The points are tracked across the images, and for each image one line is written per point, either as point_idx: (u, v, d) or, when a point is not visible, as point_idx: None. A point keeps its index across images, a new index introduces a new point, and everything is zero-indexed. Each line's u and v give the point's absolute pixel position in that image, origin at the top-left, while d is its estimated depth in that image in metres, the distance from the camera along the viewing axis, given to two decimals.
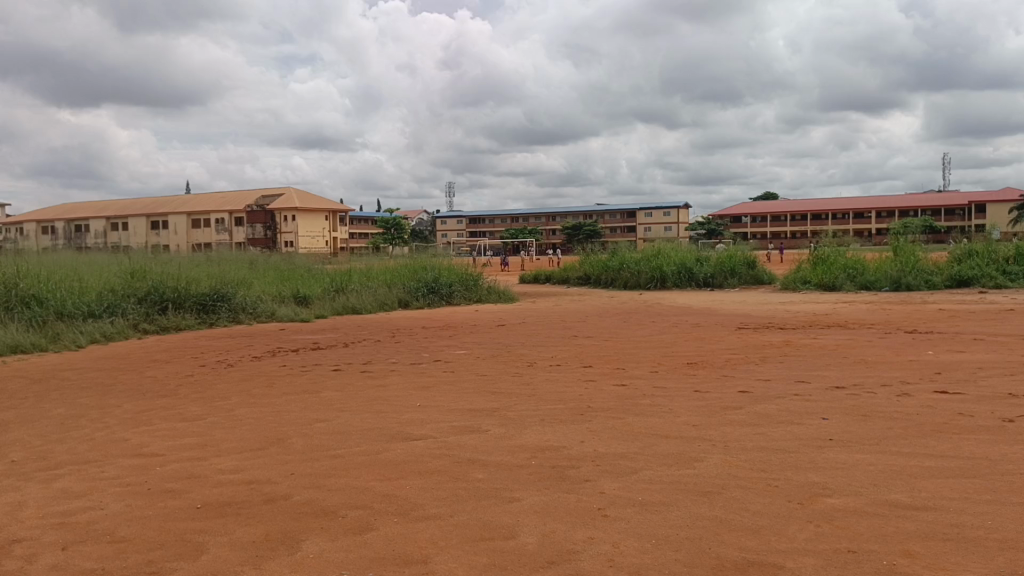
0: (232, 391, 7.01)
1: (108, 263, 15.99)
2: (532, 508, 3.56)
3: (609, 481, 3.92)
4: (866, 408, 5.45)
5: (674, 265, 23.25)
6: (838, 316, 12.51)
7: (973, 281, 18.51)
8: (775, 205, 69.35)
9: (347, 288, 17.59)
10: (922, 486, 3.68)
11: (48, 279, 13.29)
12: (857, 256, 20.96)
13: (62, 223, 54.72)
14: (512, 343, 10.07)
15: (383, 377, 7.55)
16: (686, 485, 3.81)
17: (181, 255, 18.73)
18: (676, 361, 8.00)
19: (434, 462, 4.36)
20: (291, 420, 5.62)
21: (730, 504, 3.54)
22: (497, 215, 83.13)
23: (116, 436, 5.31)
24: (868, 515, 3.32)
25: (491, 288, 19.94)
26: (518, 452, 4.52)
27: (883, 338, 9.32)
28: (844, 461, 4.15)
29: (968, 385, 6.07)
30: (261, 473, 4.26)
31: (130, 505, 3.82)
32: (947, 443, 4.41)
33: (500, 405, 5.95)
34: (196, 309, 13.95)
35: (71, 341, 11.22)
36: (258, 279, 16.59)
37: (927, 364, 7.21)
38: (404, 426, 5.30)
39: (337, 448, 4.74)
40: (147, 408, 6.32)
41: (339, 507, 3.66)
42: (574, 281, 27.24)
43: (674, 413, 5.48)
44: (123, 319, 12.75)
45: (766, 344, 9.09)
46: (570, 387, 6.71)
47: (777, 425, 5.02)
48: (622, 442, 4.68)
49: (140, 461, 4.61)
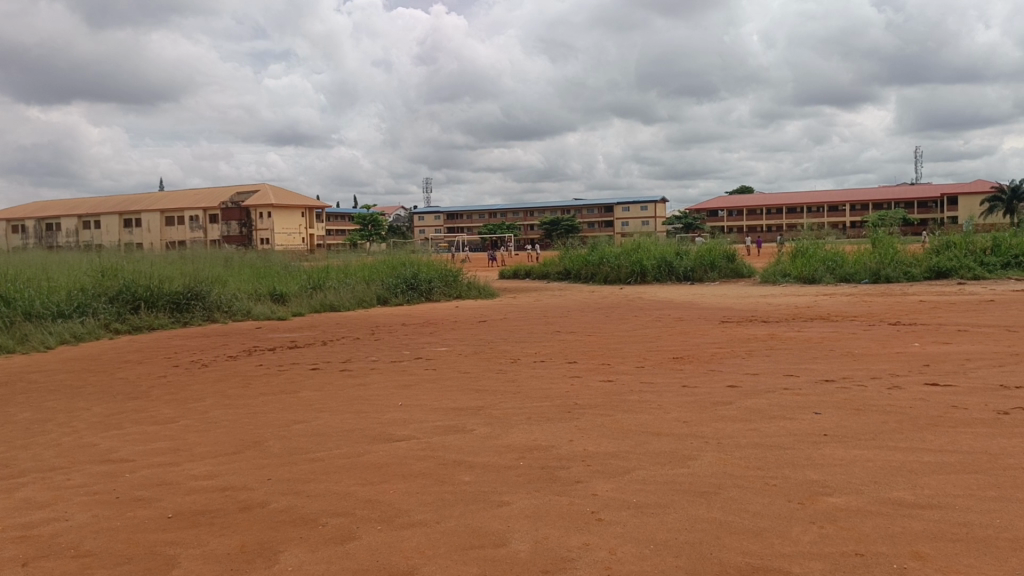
0: (206, 391, 6.77)
1: (78, 262, 15.53)
2: (524, 512, 3.40)
3: (602, 482, 3.77)
4: (858, 401, 5.36)
5: (655, 258, 23.31)
6: (820, 308, 12.53)
7: (951, 273, 18.79)
8: (752, 199, 69.97)
9: (325, 285, 17.30)
10: (924, 483, 3.59)
11: (15, 279, 12.85)
12: (836, 248, 21.08)
13: (31, 221, 53.39)
14: (494, 339, 9.89)
15: (363, 375, 7.35)
16: (681, 486, 3.67)
17: (155, 252, 18.27)
18: (662, 355, 7.90)
19: (418, 464, 4.18)
20: (267, 423, 5.40)
21: (728, 505, 3.40)
22: (475, 210, 82.78)
23: (84, 442, 5.04)
24: (873, 515, 3.23)
25: (471, 283, 19.73)
26: (505, 453, 4.36)
27: (867, 330, 9.31)
28: (841, 457, 4.04)
29: (958, 377, 6.04)
30: (236, 479, 4.05)
31: (97, 515, 3.59)
32: (945, 437, 4.34)
33: (485, 404, 5.78)
34: (169, 308, 13.58)
35: (39, 342, 10.85)
36: (233, 277, 16.25)
37: (915, 356, 7.18)
38: (387, 427, 5.10)
39: (317, 452, 4.54)
40: (118, 411, 6.04)
41: (320, 515, 3.47)
42: (554, 276, 27.08)
43: (664, 409, 5.35)
44: (94, 318, 12.36)
45: (750, 338, 9.02)
46: (556, 383, 6.56)
47: (770, 420, 4.90)
48: (612, 440, 4.54)
49: (108, 468, 4.37)
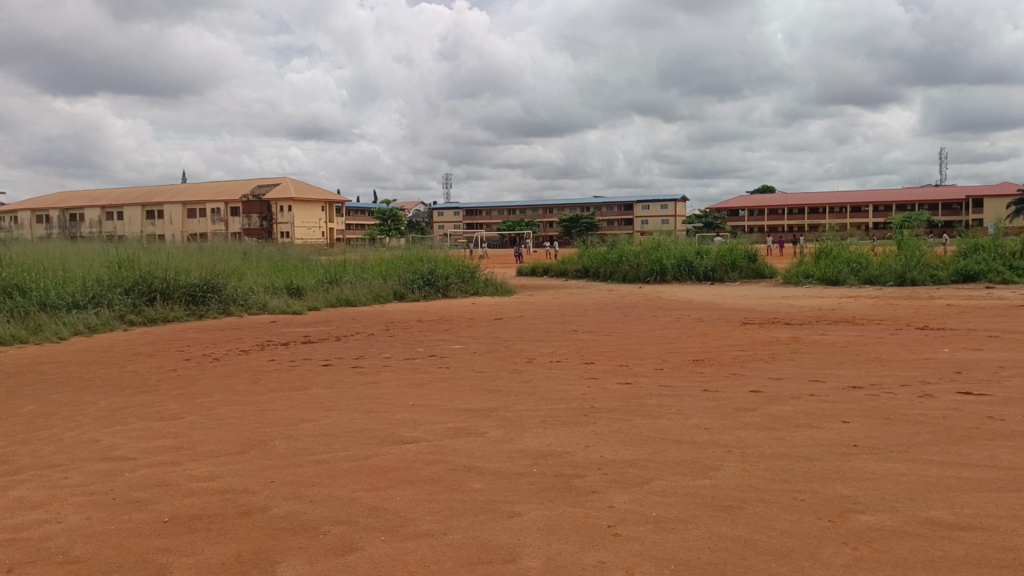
0: (215, 387, 6.65)
1: (95, 253, 15.57)
2: (535, 525, 3.22)
3: (619, 492, 3.58)
4: (888, 410, 5.10)
5: (674, 257, 22.98)
6: (844, 311, 12.20)
7: (979, 276, 18.27)
8: (773, 199, 69.17)
9: (342, 279, 17.21)
10: (963, 501, 3.36)
11: (31, 270, 12.88)
12: (860, 250, 20.63)
13: (55, 212, 53.99)
14: (509, 337, 9.71)
15: (375, 372, 7.21)
16: (703, 499, 3.47)
17: (174, 244, 18.28)
18: (682, 358, 7.66)
19: (427, 469, 4.01)
20: (275, 421, 5.26)
21: (753, 521, 3.20)
22: (494, 207, 82.57)
23: (85, 437, 4.94)
24: (910, 536, 3.00)
25: (488, 279, 19.54)
26: (518, 459, 4.17)
27: (895, 334, 9.01)
28: (873, 471, 3.80)
29: (992, 387, 5.75)
30: (237, 481, 3.91)
31: (91, 518, 3.46)
32: (982, 451, 4.08)
33: (499, 405, 5.59)
34: (184, 300, 13.54)
35: (53, 333, 10.85)
36: (250, 270, 16.22)
37: (946, 362, 6.88)
38: (397, 428, 4.94)
39: (322, 453, 4.39)
40: (123, 406, 5.94)
41: (321, 522, 3.31)
42: (572, 274, 26.83)
43: (684, 415, 5.14)
44: (109, 309, 12.34)
45: (773, 341, 8.73)
46: (571, 385, 6.36)
47: (796, 429, 4.67)
48: (630, 447, 4.34)
49: (108, 466, 4.24)
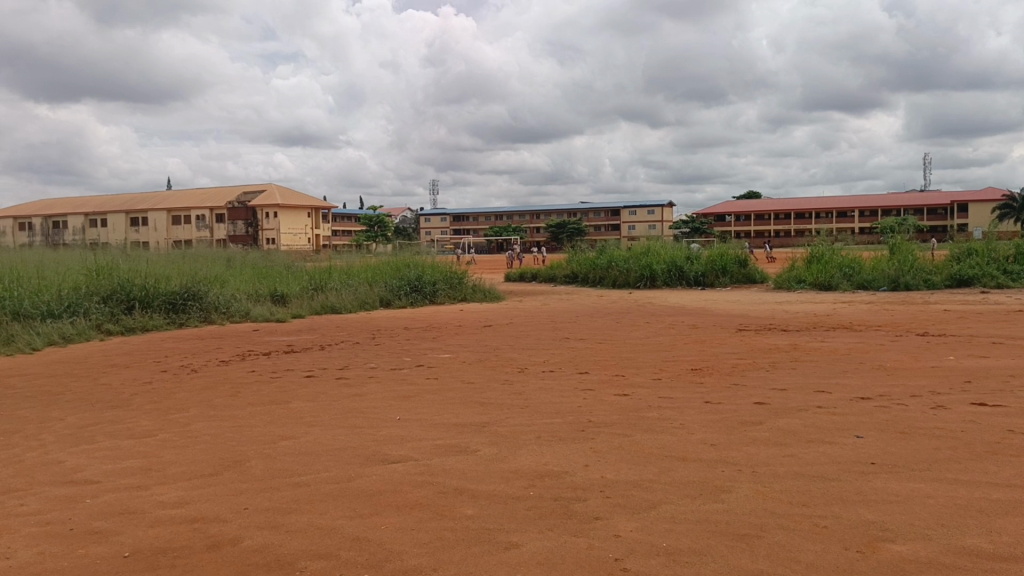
0: (191, 401, 6.31)
1: (74, 261, 15.09)
2: (536, 558, 2.92)
3: (625, 519, 3.29)
4: (902, 423, 4.84)
5: (664, 263, 22.79)
6: (840, 317, 11.99)
7: (973, 281, 18.12)
8: (760, 204, 69.47)
9: (327, 287, 16.84)
10: (1000, 527, 3.09)
11: (5, 278, 12.47)
12: (853, 255, 20.51)
13: (37, 219, 53.09)
14: (500, 345, 9.41)
15: (361, 384, 6.87)
16: (717, 527, 3.18)
17: (156, 250, 17.87)
18: (679, 367, 7.39)
19: (415, 493, 3.70)
20: (252, 438, 4.93)
21: (774, 552, 2.91)
22: (482, 212, 82.46)
23: (48, 458, 4.59)
24: (948, 570, 2.72)
25: (477, 286, 19.21)
26: (513, 480, 3.87)
27: (896, 341, 8.79)
28: (897, 493, 3.53)
29: (1006, 397, 5.51)
30: (209, 508, 3.57)
31: (44, 552, 3.11)
32: (1011, 469, 3.82)
33: (490, 420, 5.28)
34: (164, 308, 13.13)
35: (25, 343, 10.41)
36: (233, 277, 15.82)
37: (954, 371, 6.64)
38: (382, 446, 4.61)
39: (303, 475, 4.06)
40: (93, 422, 5.58)
41: (298, 557, 2.99)
42: (561, 280, 26.57)
43: (688, 429, 4.85)
44: (85, 319, 11.90)
45: (772, 348, 8.49)
46: (566, 397, 6.05)
47: (808, 444, 4.40)
48: (633, 466, 4.05)
49: (69, 492, 3.89)
